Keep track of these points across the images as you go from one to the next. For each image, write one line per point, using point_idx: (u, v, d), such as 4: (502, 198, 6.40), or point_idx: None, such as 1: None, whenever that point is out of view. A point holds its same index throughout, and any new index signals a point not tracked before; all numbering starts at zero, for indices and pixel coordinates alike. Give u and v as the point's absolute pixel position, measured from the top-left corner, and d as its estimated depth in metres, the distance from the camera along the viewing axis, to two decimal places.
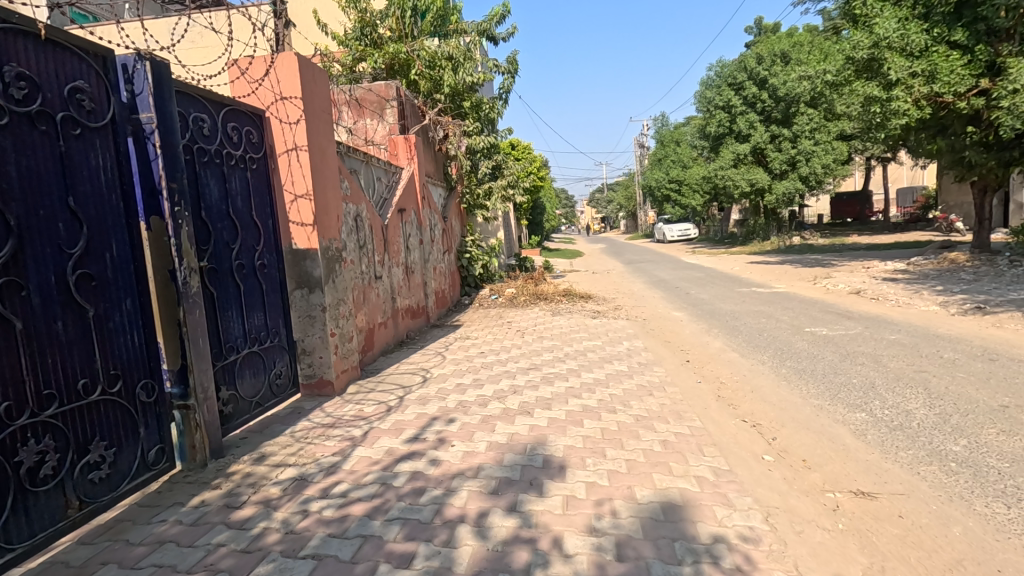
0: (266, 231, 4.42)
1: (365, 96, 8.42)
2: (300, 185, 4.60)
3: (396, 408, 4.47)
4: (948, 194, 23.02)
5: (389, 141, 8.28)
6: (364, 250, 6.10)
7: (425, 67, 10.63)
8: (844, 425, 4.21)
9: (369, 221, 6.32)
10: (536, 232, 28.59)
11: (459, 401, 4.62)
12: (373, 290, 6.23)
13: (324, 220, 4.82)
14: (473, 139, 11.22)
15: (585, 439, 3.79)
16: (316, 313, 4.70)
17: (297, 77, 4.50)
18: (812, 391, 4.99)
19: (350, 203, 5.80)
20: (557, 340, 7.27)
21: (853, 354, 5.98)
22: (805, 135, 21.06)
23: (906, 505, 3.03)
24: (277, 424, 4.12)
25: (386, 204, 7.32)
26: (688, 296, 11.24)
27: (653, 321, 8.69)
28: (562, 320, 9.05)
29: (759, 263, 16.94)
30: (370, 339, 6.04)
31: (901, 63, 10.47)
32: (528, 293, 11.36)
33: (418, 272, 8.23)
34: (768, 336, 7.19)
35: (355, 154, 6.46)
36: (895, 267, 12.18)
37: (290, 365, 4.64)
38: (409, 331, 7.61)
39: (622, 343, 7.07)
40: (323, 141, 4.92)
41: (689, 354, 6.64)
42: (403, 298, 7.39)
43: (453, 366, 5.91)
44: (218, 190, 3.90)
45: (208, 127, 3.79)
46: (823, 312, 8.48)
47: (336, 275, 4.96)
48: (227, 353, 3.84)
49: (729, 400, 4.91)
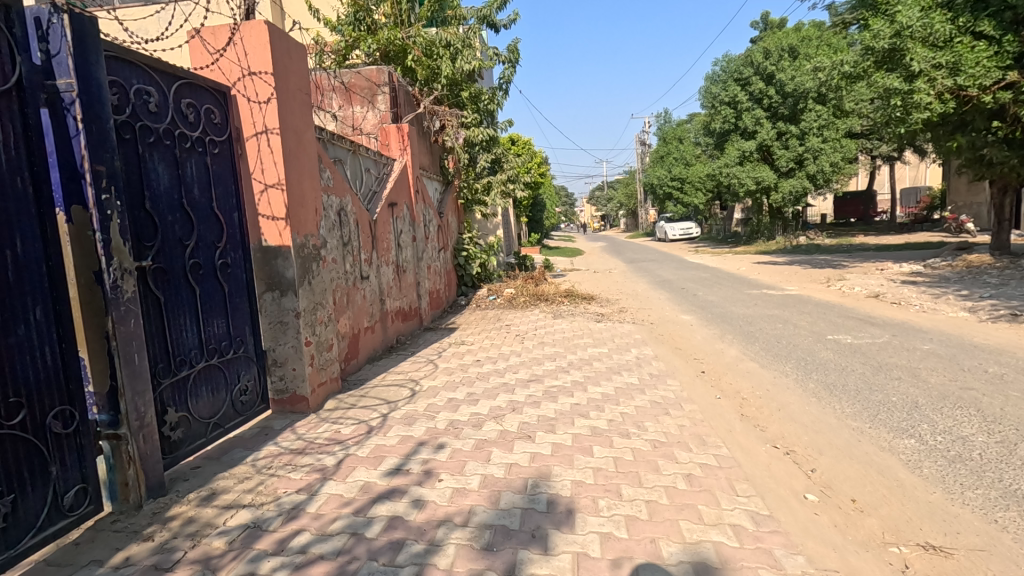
0: (229, 225, 3.84)
1: (355, 82, 7.83)
2: (271, 173, 4.01)
3: (377, 429, 3.90)
4: (957, 194, 22.53)
5: (380, 131, 7.71)
6: (349, 247, 5.53)
7: (421, 54, 10.02)
8: (893, 454, 3.65)
9: (355, 216, 5.75)
10: (536, 229, 28.01)
11: (450, 421, 4.05)
12: (358, 291, 5.67)
13: (299, 213, 4.23)
14: (472, 131, 10.64)
15: (596, 473, 3.23)
16: (289, 319, 4.13)
17: (267, 48, 3.91)
18: (848, 411, 4.42)
19: (332, 195, 5.23)
20: (560, 347, 6.71)
21: (886, 366, 5.44)
22: (813, 133, 20.49)
23: (990, 566, 2.48)
24: (238, 449, 3.55)
25: (375, 197, 6.74)
26: (695, 298, 10.69)
27: (661, 326, 8.14)
28: (564, 323, 8.48)
29: (765, 263, 16.40)
30: (354, 346, 5.48)
31: (925, 54, 9.87)
32: (528, 293, 10.81)
33: (411, 271, 7.67)
34: (788, 344, 6.63)
35: (339, 142, 5.87)
36: (911, 268, 11.67)
37: (258, 379, 4.06)
38: (400, 335, 7.04)
39: (630, 350, 6.51)
40: (300, 125, 4.34)
41: (703, 364, 6.08)
42: (393, 299, 6.82)
43: (445, 377, 5.34)
44: (170, 177, 3.33)
45: (155, 102, 3.23)
46: (842, 317, 7.95)
47: (313, 276, 4.39)
48: (178, 367, 3.27)
49: (756, 421, 4.36)
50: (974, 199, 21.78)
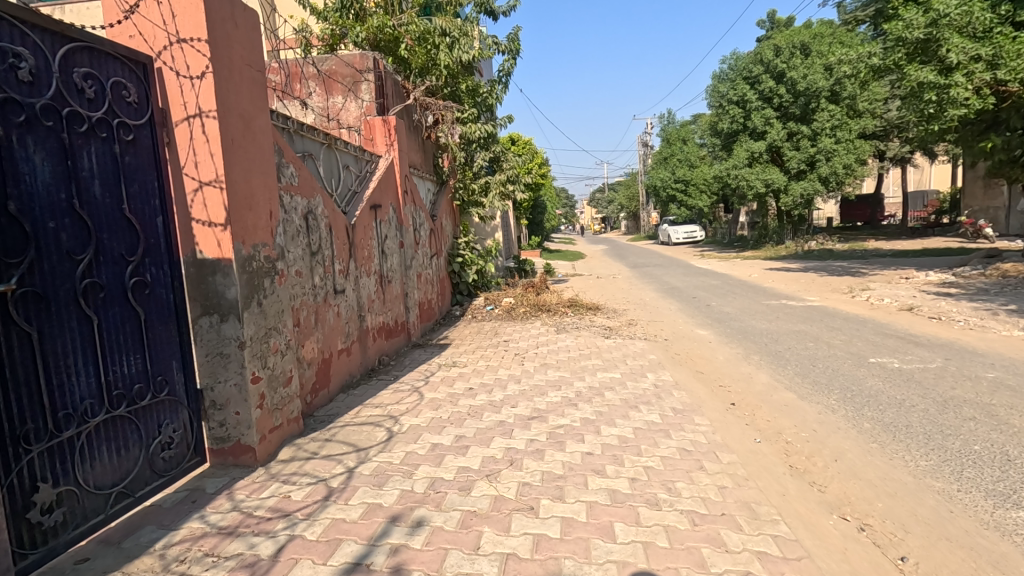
0: (150, 233, 3.00)
1: (337, 69, 7.01)
2: (207, 167, 3.18)
3: (339, 495, 3.07)
4: (972, 198, 21.74)
5: (364, 124, 6.86)
6: (318, 257, 4.69)
7: (415, 42, 9.14)
8: (1003, 536, 2.80)
9: (327, 220, 4.92)
10: (536, 232, 27.21)
11: (431, 483, 3.21)
12: (329, 309, 4.82)
13: (245, 218, 3.38)
14: (469, 127, 9.80)
15: (623, 572, 2.39)
16: (230, 350, 3.29)
17: (199, 8, 3.08)
18: (925, 466, 3.58)
19: (297, 196, 4.39)
20: (565, 370, 5.86)
21: (952, 401, 4.58)
22: (825, 133, 19.67)
23: None
24: (149, 527, 2.72)
25: (355, 198, 5.91)
26: (710, 309, 9.85)
27: (677, 343, 7.29)
28: (567, 338, 7.63)
29: (778, 270, 15.56)
30: (324, 374, 4.65)
31: (963, 45, 9.03)
32: (528, 303, 9.97)
33: (397, 281, 6.83)
34: (826, 369, 5.77)
35: (310, 133, 5.03)
36: (940, 278, 10.83)
37: (189, 427, 3.22)
38: (383, 355, 6.20)
39: (646, 376, 5.66)
40: (248, 108, 3.51)
41: (732, 394, 5.22)
42: (376, 314, 6.00)
43: (431, 412, 4.50)
44: (53, 171, 2.49)
45: (28, 69, 2.40)
46: (879, 336, 7.08)
47: (264, 295, 3.54)
48: (62, 425, 2.44)
49: (811, 478, 3.52)
50: (991, 203, 20.99)
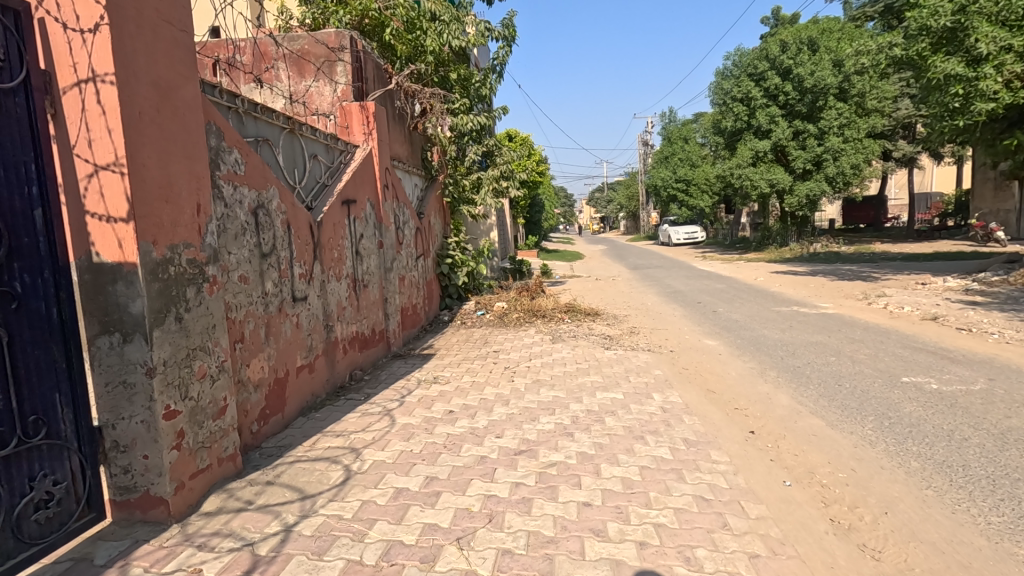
0: (22, 230, 2.32)
1: (309, 49, 6.27)
2: (105, 147, 2.50)
3: (264, 569, 2.39)
4: (981, 200, 21.14)
5: (340, 110, 6.18)
6: (270, 259, 4.00)
7: (402, 28, 8.49)
8: None
9: (284, 216, 4.24)
10: (534, 231, 26.51)
11: (386, 550, 2.54)
12: (284, 320, 4.13)
13: (159, 212, 2.69)
14: (460, 118, 8.97)
15: None
16: (135, 379, 2.61)
17: None
18: (1001, 524, 2.91)
19: (243, 187, 3.71)
20: (561, 388, 5.18)
21: (1011, 435, 3.91)
22: (833, 132, 19.02)
23: None
24: None
25: (323, 192, 5.24)
26: (716, 317, 9.18)
27: (684, 356, 6.62)
28: (564, 349, 6.93)
29: (785, 274, 14.89)
30: (275, 397, 3.98)
31: (994, 34, 8.36)
32: (522, 307, 9.26)
33: (375, 285, 6.15)
34: (854, 390, 5.10)
35: (267, 115, 4.34)
36: (961, 284, 10.19)
37: (80, 476, 2.54)
38: (356, 368, 5.52)
39: (653, 396, 4.99)
40: (168, 76, 2.82)
41: (750, 420, 4.54)
42: (347, 323, 5.32)
43: (401, 443, 3.82)
44: None
45: None
46: (906, 350, 6.42)
47: (185, 308, 2.86)
48: None
49: (860, 538, 2.85)
50: (1002, 205, 20.38)
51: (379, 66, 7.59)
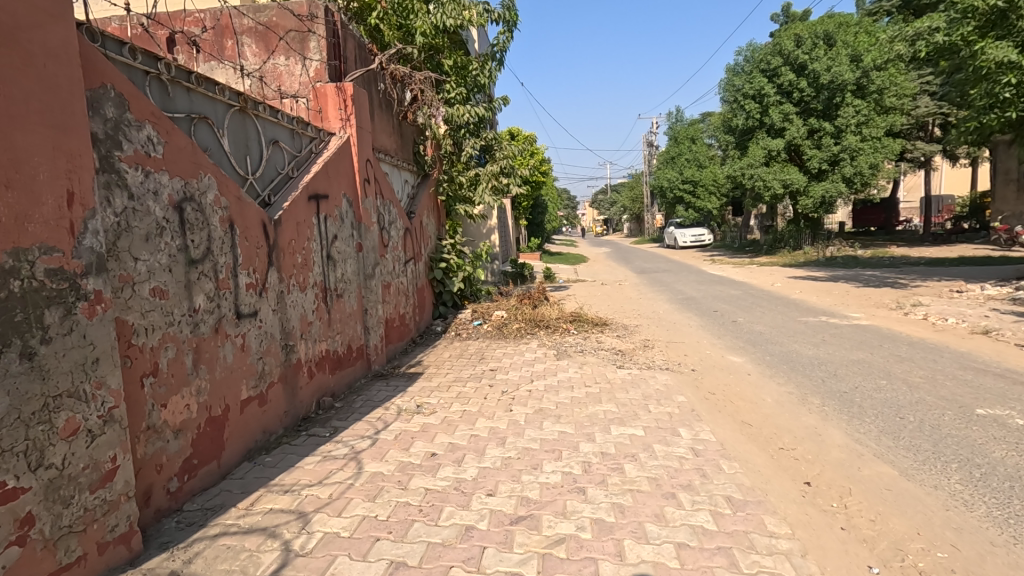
0: None
1: (279, 21, 5.47)
2: None
3: None
4: (1004, 202, 20.18)
5: (313, 92, 5.34)
6: (200, 266, 3.14)
7: (392, 8, 7.72)
8: None
9: (224, 212, 3.38)
10: (536, 233, 25.65)
11: None
12: (221, 341, 3.26)
13: None
14: (456, 109, 8.23)
15: None
16: None
17: None
18: None
19: (158, 171, 2.84)
20: (568, 421, 4.32)
21: None
22: (850, 130, 18.13)
23: None
24: None
25: (286, 186, 4.40)
26: (738, 328, 8.30)
27: (708, 377, 5.74)
28: (570, 367, 6.07)
29: (803, 279, 13.98)
30: (208, 443, 3.12)
31: None
32: (522, 317, 8.38)
33: (352, 293, 5.30)
34: (922, 426, 4.21)
35: (205, 85, 3.48)
36: (1004, 293, 9.28)
37: None
38: (325, 394, 4.66)
39: (679, 433, 4.12)
40: (15, 9, 1.98)
41: (803, 466, 3.67)
42: (314, 342, 4.47)
43: (364, 505, 2.96)
44: None
45: None
46: (967, 372, 5.52)
47: (39, 340, 2.00)
48: None
49: None
50: None
51: (361, 46, 6.75)
